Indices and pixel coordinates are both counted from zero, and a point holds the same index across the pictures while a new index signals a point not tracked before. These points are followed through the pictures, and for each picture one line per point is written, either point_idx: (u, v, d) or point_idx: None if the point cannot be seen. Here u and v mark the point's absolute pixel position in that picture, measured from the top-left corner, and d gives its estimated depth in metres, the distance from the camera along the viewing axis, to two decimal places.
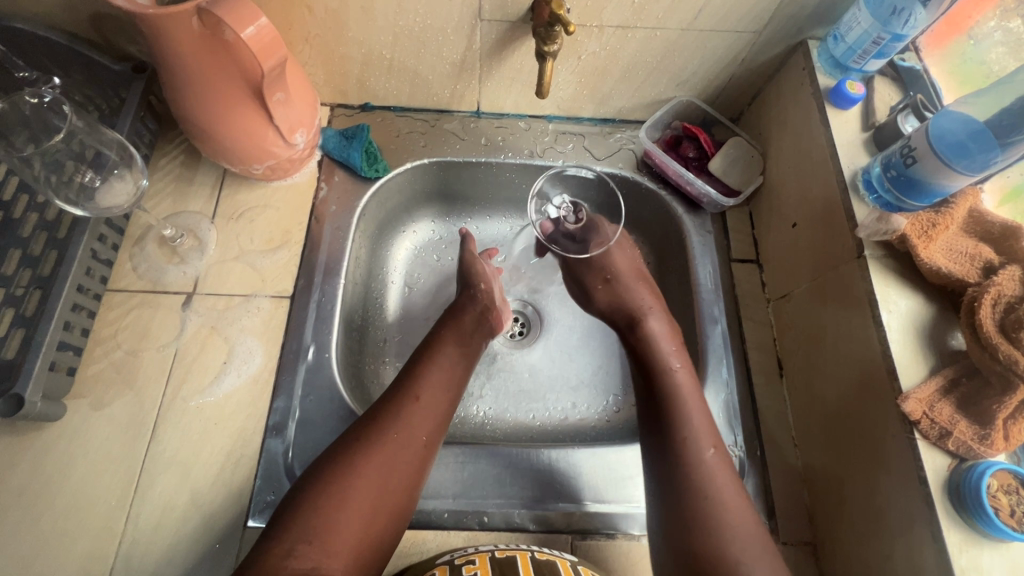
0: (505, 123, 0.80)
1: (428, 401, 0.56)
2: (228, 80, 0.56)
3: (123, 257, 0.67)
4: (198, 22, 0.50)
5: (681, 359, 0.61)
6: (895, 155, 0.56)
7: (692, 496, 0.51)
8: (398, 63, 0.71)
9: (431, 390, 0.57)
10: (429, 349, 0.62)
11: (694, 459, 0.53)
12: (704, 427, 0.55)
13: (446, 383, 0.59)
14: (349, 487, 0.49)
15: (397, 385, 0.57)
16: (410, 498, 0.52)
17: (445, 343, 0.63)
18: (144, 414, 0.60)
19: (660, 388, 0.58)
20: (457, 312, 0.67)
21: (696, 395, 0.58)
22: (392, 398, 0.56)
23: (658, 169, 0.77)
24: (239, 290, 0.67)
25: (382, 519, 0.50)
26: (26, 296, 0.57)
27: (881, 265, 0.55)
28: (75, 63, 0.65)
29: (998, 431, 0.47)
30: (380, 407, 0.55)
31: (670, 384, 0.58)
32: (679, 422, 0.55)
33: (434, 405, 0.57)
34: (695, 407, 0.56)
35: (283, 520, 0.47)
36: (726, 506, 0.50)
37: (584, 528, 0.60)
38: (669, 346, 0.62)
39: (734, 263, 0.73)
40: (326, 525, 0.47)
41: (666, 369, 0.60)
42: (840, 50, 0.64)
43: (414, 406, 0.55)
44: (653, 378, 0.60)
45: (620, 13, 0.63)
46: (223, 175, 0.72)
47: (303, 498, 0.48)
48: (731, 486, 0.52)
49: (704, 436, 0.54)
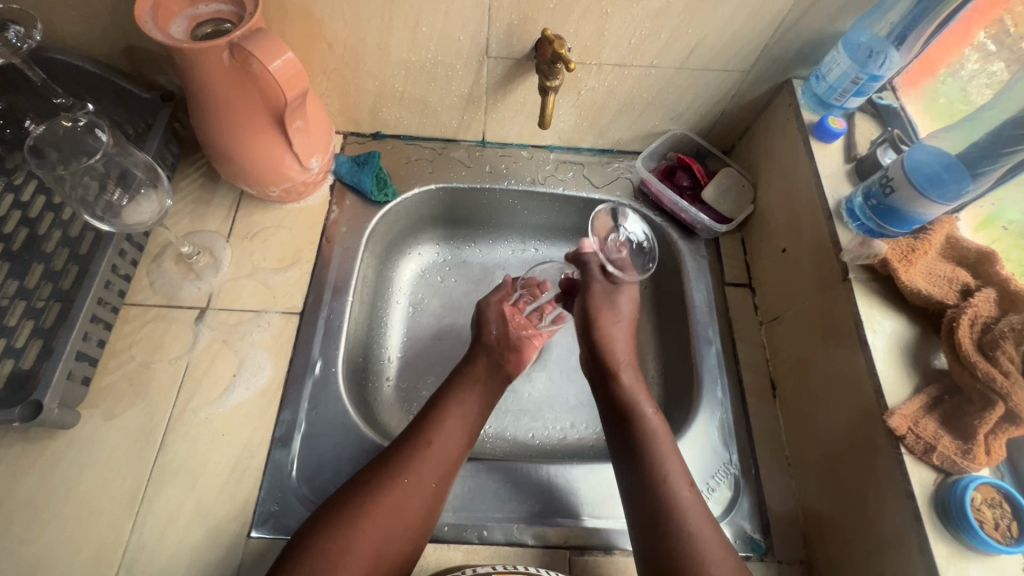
0: (509, 152, 0.85)
1: (439, 446, 0.59)
2: (253, 108, 0.60)
3: (141, 273, 0.70)
4: (229, 56, 0.54)
5: (652, 404, 0.64)
6: (874, 185, 0.59)
7: (675, 537, 0.53)
8: (409, 95, 0.75)
9: (443, 437, 0.60)
10: (445, 395, 0.64)
11: (670, 501, 0.55)
12: (678, 471, 0.57)
13: (459, 429, 0.61)
14: (358, 530, 0.51)
15: (411, 430, 0.60)
16: (418, 539, 0.54)
17: (461, 388, 0.65)
18: (154, 423, 0.62)
19: (635, 430, 0.60)
20: (470, 357, 0.69)
21: (669, 438, 0.60)
22: (407, 442, 0.58)
23: (654, 197, 0.81)
24: (251, 306, 0.70)
25: (388, 560, 0.52)
26: (45, 307, 0.62)
27: (865, 287, 0.58)
28: (107, 91, 0.70)
29: (980, 445, 0.48)
30: (394, 452, 0.58)
31: (645, 432, 0.60)
32: (653, 458, 0.58)
33: (446, 449, 0.59)
34: (669, 450, 0.59)
35: (290, 559, 0.49)
36: (708, 547, 0.52)
37: (582, 543, 0.60)
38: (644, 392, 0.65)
39: (727, 286, 0.77)
40: (332, 568, 0.49)
41: (640, 414, 0.62)
42: (822, 89, 0.67)
43: (425, 451, 0.58)
44: (631, 423, 0.61)
45: (617, 53, 0.68)
46: (240, 196, 0.76)
47: (313, 538, 0.50)
48: (709, 525, 0.54)
49: (679, 480, 0.57)
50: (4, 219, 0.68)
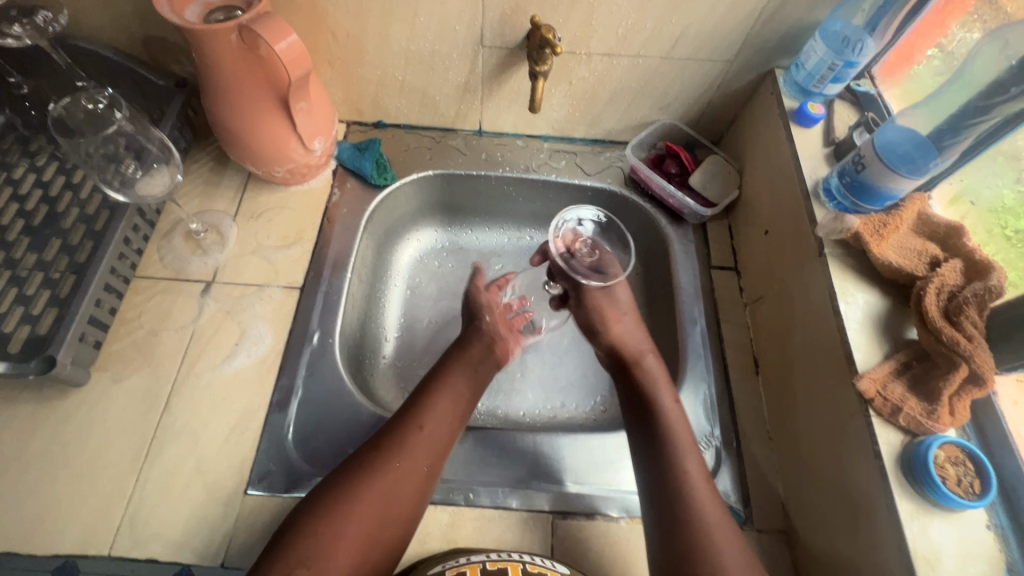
0: (504, 141, 0.88)
1: (431, 430, 0.58)
2: (260, 89, 0.64)
3: (152, 248, 0.74)
4: (237, 38, 0.58)
5: (669, 394, 0.62)
6: (847, 164, 0.61)
7: (684, 530, 0.51)
8: (409, 84, 0.79)
9: (436, 421, 0.59)
10: (438, 380, 0.64)
11: (680, 490, 0.54)
12: (691, 461, 0.56)
13: (451, 414, 0.61)
14: (351, 512, 0.51)
15: (405, 413, 0.60)
16: (411, 522, 0.54)
17: (454, 373, 0.65)
18: (160, 386, 0.65)
19: (647, 420, 0.60)
20: (464, 343, 0.70)
21: (685, 430, 0.59)
22: (400, 424, 0.58)
23: (644, 184, 0.84)
24: (254, 280, 0.73)
25: (381, 543, 0.51)
26: (61, 278, 0.66)
27: (840, 262, 0.60)
28: (127, 78, 0.75)
29: (944, 406, 0.50)
30: (387, 434, 0.57)
31: (658, 424, 0.59)
32: (665, 449, 0.57)
33: (438, 432, 0.59)
34: (683, 441, 0.57)
35: (283, 541, 0.49)
36: (718, 540, 0.50)
37: (565, 508, 0.62)
38: (663, 384, 0.63)
39: (713, 270, 0.79)
40: (325, 552, 0.48)
41: (653, 404, 0.61)
42: (801, 76, 0.70)
43: (418, 435, 0.57)
44: (649, 416, 0.60)
45: (605, 42, 0.71)
46: (247, 179, 0.80)
47: (305, 519, 0.50)
48: (720, 517, 0.52)
49: (692, 470, 0.55)
50: (27, 197, 0.72)
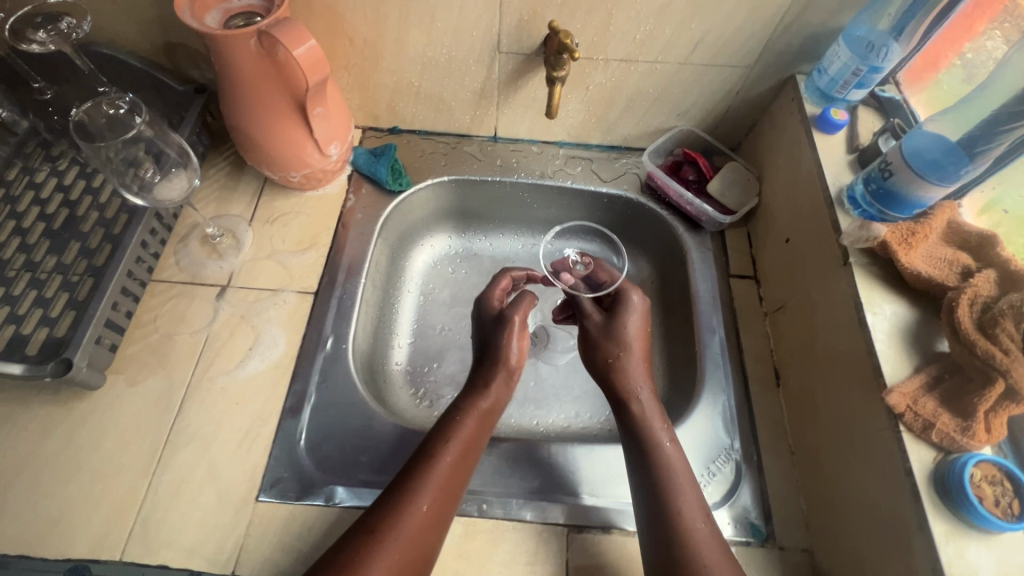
0: (519, 147, 0.88)
1: (440, 479, 0.55)
2: (278, 94, 0.64)
3: (168, 252, 0.74)
4: (256, 43, 0.58)
5: (669, 435, 0.60)
6: (874, 171, 0.60)
7: None
8: (424, 90, 0.79)
9: (444, 468, 0.55)
10: (445, 421, 0.60)
11: (687, 536, 0.53)
12: (695, 506, 0.55)
13: (459, 458, 0.57)
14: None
15: (410, 462, 0.56)
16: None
17: (463, 415, 0.60)
18: (174, 389, 0.65)
19: (652, 465, 0.58)
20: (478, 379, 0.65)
21: (687, 472, 0.58)
22: (405, 476, 0.54)
23: (660, 191, 0.83)
24: (269, 285, 0.73)
25: None
26: (76, 279, 0.67)
27: (865, 271, 0.58)
28: (147, 83, 0.76)
29: (979, 422, 0.48)
30: (393, 486, 0.54)
31: (665, 466, 0.57)
32: (670, 497, 0.55)
33: (450, 482, 0.55)
34: (686, 487, 0.56)
35: None
36: None
37: (580, 521, 0.60)
38: (661, 424, 0.61)
39: (732, 278, 0.78)
40: None
41: (656, 447, 0.59)
42: (824, 82, 0.69)
43: (427, 485, 0.54)
44: (651, 461, 0.58)
45: (622, 48, 0.71)
46: (263, 184, 0.80)
47: None
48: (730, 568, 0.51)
49: (700, 519, 0.54)
50: (55, 201, 0.74)
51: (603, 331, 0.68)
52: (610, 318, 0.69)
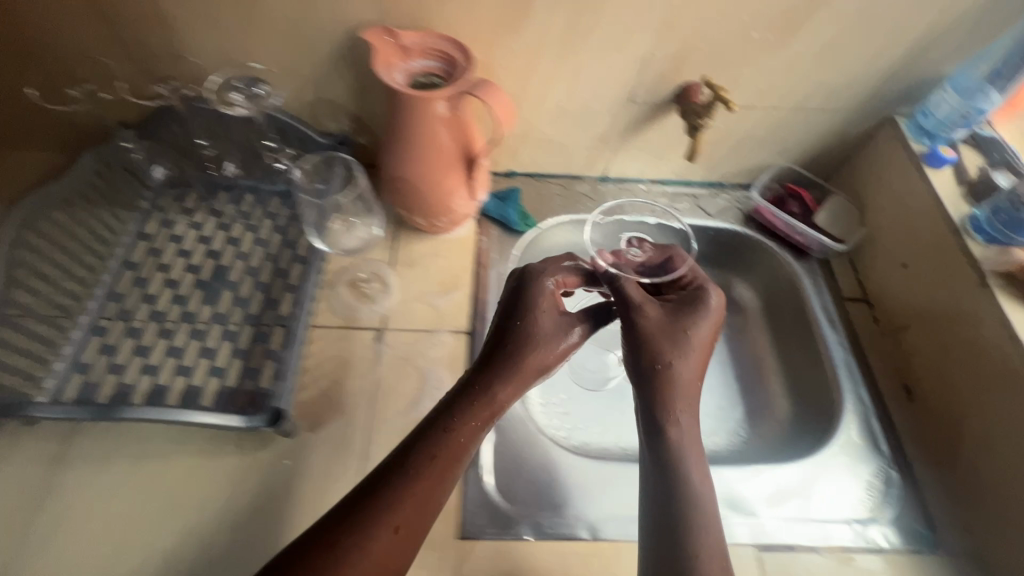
0: (627, 186, 0.93)
1: (445, 471, 0.50)
2: (452, 148, 0.69)
3: (321, 298, 0.76)
4: (449, 103, 0.64)
5: (703, 464, 0.55)
6: (1002, 202, 0.68)
7: None
8: (550, 137, 0.85)
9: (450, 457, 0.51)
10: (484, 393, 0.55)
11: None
12: (715, 541, 0.51)
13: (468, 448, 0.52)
14: None
15: (424, 438, 0.51)
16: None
17: (506, 382, 0.55)
18: (354, 433, 0.66)
19: (678, 480, 0.53)
20: (524, 343, 0.57)
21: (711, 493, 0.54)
22: (412, 458, 0.50)
23: (767, 223, 0.89)
24: (422, 327, 0.75)
25: None
26: (241, 330, 0.72)
27: (1007, 293, 0.65)
28: (292, 137, 0.79)
29: None
30: (414, 466, 0.49)
31: (689, 490, 0.53)
32: (688, 524, 0.51)
33: (446, 479, 0.50)
34: (707, 507, 0.53)
35: None
36: None
37: (767, 539, 0.64)
38: (695, 448, 0.56)
39: (846, 301, 0.84)
40: None
41: (687, 473, 0.54)
42: (930, 123, 0.76)
43: (429, 467, 0.50)
44: (674, 481, 0.53)
45: (746, 97, 0.77)
46: (398, 228, 0.83)
47: None
48: None
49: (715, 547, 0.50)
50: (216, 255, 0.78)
51: (668, 329, 0.60)
52: (676, 310, 0.62)
